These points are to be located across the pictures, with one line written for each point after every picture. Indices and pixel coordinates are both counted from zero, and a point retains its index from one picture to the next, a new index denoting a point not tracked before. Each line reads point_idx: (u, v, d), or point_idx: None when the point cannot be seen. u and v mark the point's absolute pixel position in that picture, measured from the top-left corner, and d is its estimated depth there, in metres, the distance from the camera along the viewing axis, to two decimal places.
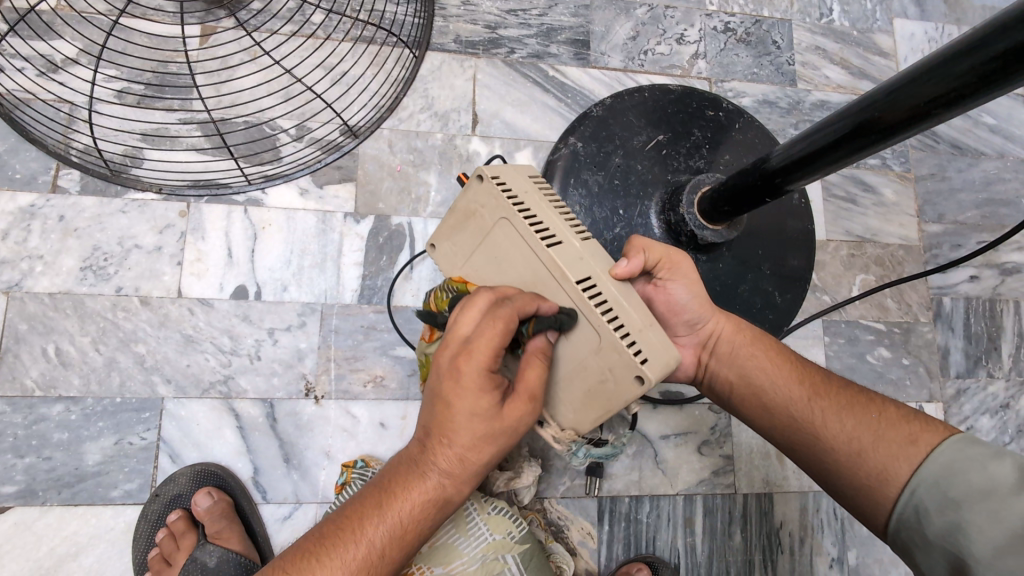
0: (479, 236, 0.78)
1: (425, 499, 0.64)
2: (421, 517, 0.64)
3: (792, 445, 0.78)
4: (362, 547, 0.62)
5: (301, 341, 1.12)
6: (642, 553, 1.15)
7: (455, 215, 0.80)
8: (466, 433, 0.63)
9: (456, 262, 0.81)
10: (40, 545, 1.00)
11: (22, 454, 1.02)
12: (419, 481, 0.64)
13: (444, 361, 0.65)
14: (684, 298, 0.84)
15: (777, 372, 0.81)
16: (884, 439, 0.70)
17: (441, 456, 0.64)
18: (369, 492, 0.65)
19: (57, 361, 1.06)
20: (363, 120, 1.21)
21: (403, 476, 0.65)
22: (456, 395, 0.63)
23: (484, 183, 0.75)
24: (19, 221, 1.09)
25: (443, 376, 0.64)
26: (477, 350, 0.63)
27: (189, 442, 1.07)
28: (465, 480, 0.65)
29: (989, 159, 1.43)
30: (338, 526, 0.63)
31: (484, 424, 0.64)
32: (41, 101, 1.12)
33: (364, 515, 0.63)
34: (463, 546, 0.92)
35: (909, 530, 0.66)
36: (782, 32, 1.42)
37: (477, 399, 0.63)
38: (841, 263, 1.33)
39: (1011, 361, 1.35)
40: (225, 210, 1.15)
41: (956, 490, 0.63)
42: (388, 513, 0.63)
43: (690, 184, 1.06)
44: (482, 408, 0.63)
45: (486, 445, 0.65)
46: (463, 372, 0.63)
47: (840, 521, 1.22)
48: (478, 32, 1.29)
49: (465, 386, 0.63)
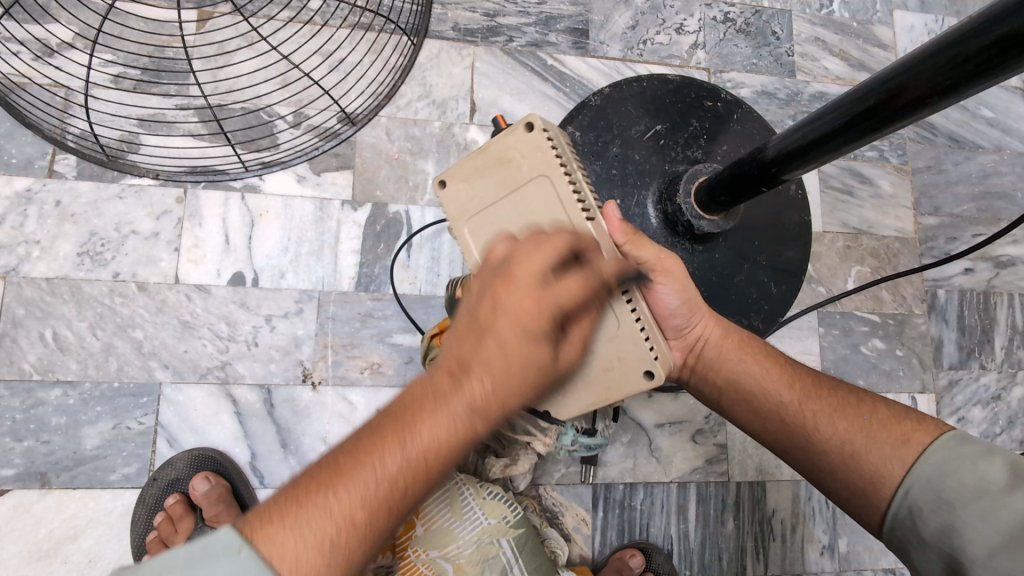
0: (507, 187, 0.75)
1: (460, 439, 0.55)
2: (450, 457, 0.55)
3: (786, 449, 0.78)
4: (386, 482, 0.53)
5: (298, 327, 1.13)
6: (636, 539, 1.17)
7: (488, 157, 0.76)
8: (516, 373, 0.56)
9: (471, 207, 0.77)
10: (40, 528, 1.01)
11: (21, 438, 1.03)
12: (454, 418, 0.54)
13: (506, 295, 0.55)
14: (673, 301, 0.82)
15: (767, 375, 0.80)
16: (876, 441, 0.71)
17: (479, 394, 0.55)
18: (386, 423, 0.54)
19: (55, 346, 1.06)
20: (360, 107, 1.21)
21: (431, 411, 0.54)
22: (511, 338, 0.55)
23: (534, 134, 0.73)
24: (16, 206, 1.08)
25: (498, 305, 0.55)
26: (550, 295, 0.56)
27: (187, 427, 1.07)
28: (501, 420, 0.58)
29: (986, 152, 1.44)
30: (350, 457, 0.53)
31: (536, 367, 0.56)
32: (36, 85, 1.11)
33: (386, 445, 0.53)
34: (459, 530, 0.94)
35: (902, 529, 0.67)
36: (781, 23, 1.42)
37: (535, 343, 0.56)
38: (837, 255, 1.33)
39: (1003, 353, 1.36)
40: (222, 196, 1.15)
41: (948, 491, 0.64)
42: (414, 446, 0.53)
43: (688, 173, 1.06)
44: (538, 352, 0.56)
45: (531, 388, 0.58)
46: (526, 307, 0.55)
47: (832, 509, 1.23)
48: (476, 20, 1.29)
49: (524, 324, 0.55)
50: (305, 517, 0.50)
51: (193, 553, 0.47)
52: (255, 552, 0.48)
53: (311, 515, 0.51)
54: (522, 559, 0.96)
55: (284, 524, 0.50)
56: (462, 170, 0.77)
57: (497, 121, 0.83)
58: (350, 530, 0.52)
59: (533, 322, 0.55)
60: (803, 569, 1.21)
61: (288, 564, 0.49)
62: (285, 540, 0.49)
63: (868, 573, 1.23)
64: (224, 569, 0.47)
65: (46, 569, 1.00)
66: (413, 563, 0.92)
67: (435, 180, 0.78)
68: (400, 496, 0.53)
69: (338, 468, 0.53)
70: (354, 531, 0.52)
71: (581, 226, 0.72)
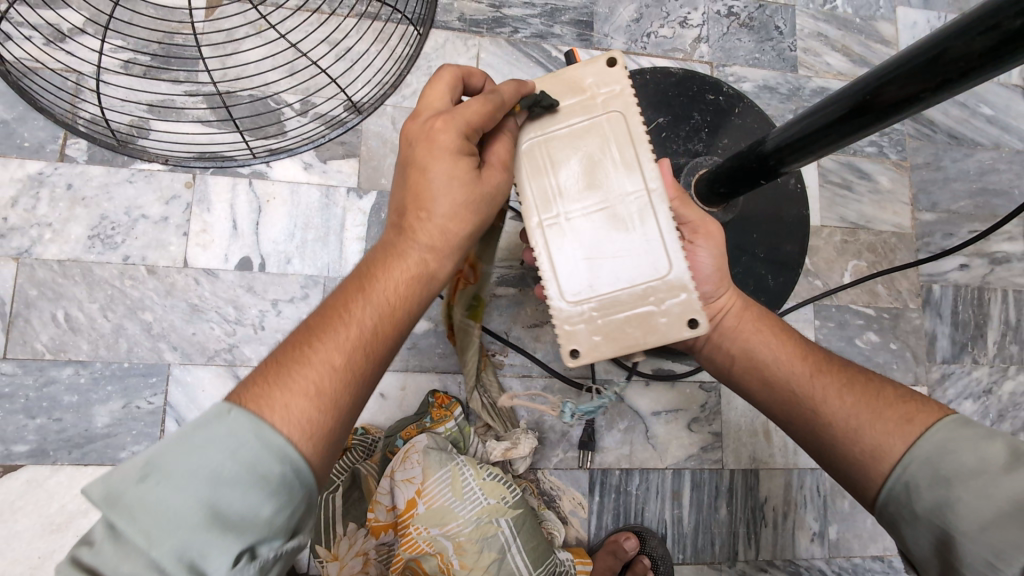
0: (579, 114, 0.76)
1: (413, 275, 0.67)
2: (411, 291, 0.67)
3: (791, 421, 0.81)
4: (354, 331, 0.62)
5: (303, 312, 1.15)
6: (631, 523, 1.20)
7: (562, 84, 0.77)
8: (450, 203, 0.67)
9: (537, 124, 0.76)
10: (52, 502, 1.04)
11: (34, 415, 1.06)
12: (402, 261, 0.67)
13: (416, 131, 0.68)
14: (707, 265, 0.87)
15: (780, 349, 0.84)
16: (881, 418, 0.73)
17: (421, 231, 0.67)
18: (353, 283, 0.66)
19: (66, 326, 1.09)
20: (367, 97, 1.23)
21: (384, 259, 0.67)
22: (437, 165, 0.66)
23: (616, 69, 0.76)
24: (29, 188, 1.10)
25: (415, 153, 0.67)
26: (459, 115, 0.66)
27: (194, 407, 1.10)
28: (451, 255, 0.69)
29: (985, 149, 1.45)
30: (324, 316, 0.63)
31: (466, 191, 0.67)
32: (49, 70, 1.13)
33: (350, 300, 0.64)
34: (459, 509, 0.97)
35: (898, 503, 0.68)
36: (785, 18, 1.43)
37: (455, 162, 0.66)
38: (835, 248, 1.35)
39: (996, 347, 1.38)
40: (230, 182, 1.17)
41: (948, 467, 0.65)
42: (376, 292, 0.65)
43: (690, 165, 1.11)
44: (460, 166, 0.66)
45: (466, 212, 0.68)
46: (441, 136, 0.66)
47: (823, 497, 1.26)
48: (482, 11, 1.30)
49: (440, 155, 0.66)
50: (287, 376, 0.58)
51: (189, 428, 0.52)
52: (244, 411, 0.54)
53: (295, 366, 0.59)
54: (520, 538, 0.99)
55: (273, 385, 0.58)
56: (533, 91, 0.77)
57: (572, 54, 0.86)
58: (334, 372, 0.60)
59: (444, 137, 0.66)
60: (793, 554, 1.24)
61: (281, 415, 0.56)
62: (275, 397, 0.57)
63: (857, 560, 1.26)
64: (218, 430, 0.52)
65: (57, 542, 1.03)
66: (413, 540, 0.95)
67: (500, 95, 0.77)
68: (373, 335, 0.63)
69: (315, 331, 0.62)
70: (336, 373, 0.60)
71: (648, 166, 0.74)
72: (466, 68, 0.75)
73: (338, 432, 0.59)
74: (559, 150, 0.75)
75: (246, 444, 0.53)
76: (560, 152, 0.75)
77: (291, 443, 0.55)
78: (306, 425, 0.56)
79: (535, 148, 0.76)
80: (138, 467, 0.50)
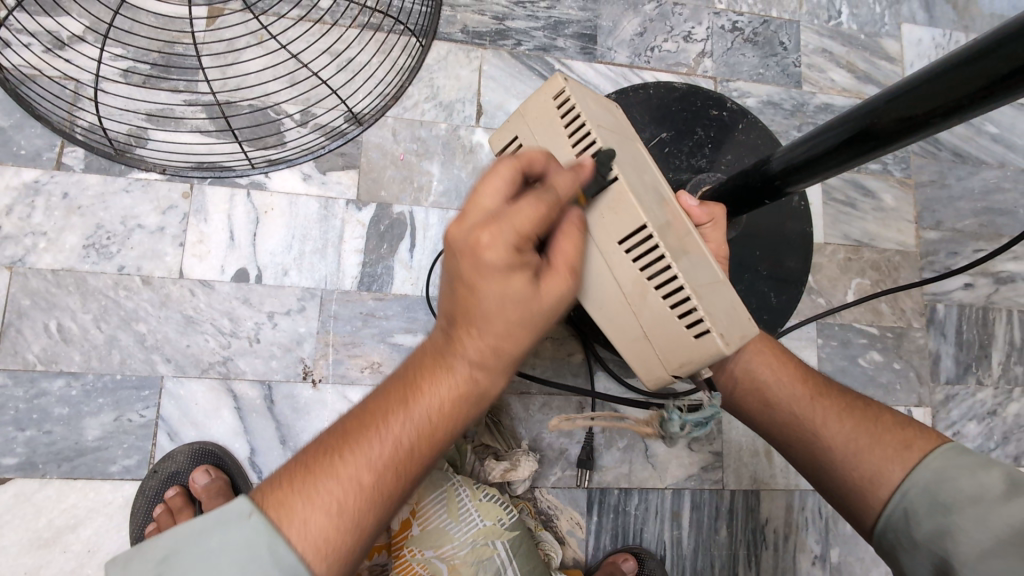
0: (624, 129, 0.78)
1: (458, 394, 0.61)
2: (452, 412, 0.62)
3: (789, 445, 0.80)
4: (389, 444, 0.60)
5: (299, 324, 1.14)
6: (629, 543, 1.17)
7: (605, 100, 0.79)
8: (501, 319, 0.59)
9: (597, 119, 0.74)
10: (40, 517, 1.02)
11: (23, 427, 1.04)
12: (449, 375, 0.61)
13: (461, 235, 0.58)
14: None
15: (780, 370, 0.82)
16: (880, 443, 0.72)
17: (470, 345, 0.61)
18: (398, 387, 0.62)
19: (58, 337, 1.07)
20: (368, 107, 1.22)
21: (430, 368, 0.62)
22: (487, 281, 0.58)
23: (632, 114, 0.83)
24: (24, 197, 1.09)
25: (458, 261, 0.58)
26: (509, 223, 0.57)
27: (188, 421, 1.08)
28: (499, 369, 0.63)
29: (989, 167, 1.44)
30: (360, 422, 0.61)
31: (512, 312, 0.59)
32: (46, 77, 1.12)
33: (390, 411, 0.61)
34: (454, 530, 0.96)
35: (896, 531, 0.68)
36: (789, 33, 1.42)
37: (506, 279, 0.58)
38: (838, 266, 1.34)
39: (1000, 368, 1.37)
40: (228, 192, 1.15)
41: (947, 495, 0.64)
42: (415, 411, 0.61)
43: (693, 181, 1.09)
44: (510, 285, 0.58)
45: (517, 332, 0.60)
46: (488, 247, 0.56)
47: (825, 519, 1.24)
48: (485, 23, 1.29)
49: (481, 272, 0.57)
50: (310, 485, 0.58)
51: (214, 523, 0.55)
52: (264, 516, 0.56)
53: (320, 479, 0.58)
54: (516, 561, 0.96)
55: (295, 492, 0.58)
56: (586, 90, 0.76)
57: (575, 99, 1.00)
58: (359, 490, 0.58)
59: (493, 257, 0.56)
60: None
61: (299, 530, 0.56)
62: (296, 507, 0.57)
63: None
64: (239, 533, 0.55)
65: (44, 558, 1.01)
66: (408, 562, 0.94)
67: (564, 79, 0.74)
68: (408, 455, 0.61)
69: (348, 438, 0.60)
70: (361, 491, 0.59)
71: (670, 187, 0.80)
72: (524, 155, 0.63)
73: (352, 550, 0.59)
74: (621, 148, 0.74)
75: (260, 557, 0.54)
76: (624, 150, 0.74)
77: (304, 562, 0.55)
78: (320, 543, 0.56)
79: (607, 138, 0.73)
80: (160, 550, 0.56)
